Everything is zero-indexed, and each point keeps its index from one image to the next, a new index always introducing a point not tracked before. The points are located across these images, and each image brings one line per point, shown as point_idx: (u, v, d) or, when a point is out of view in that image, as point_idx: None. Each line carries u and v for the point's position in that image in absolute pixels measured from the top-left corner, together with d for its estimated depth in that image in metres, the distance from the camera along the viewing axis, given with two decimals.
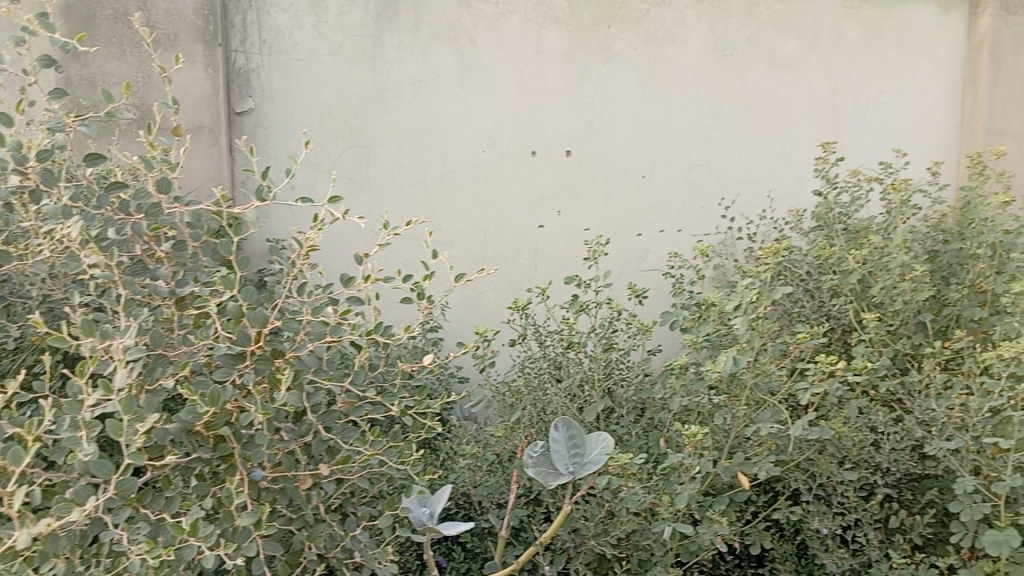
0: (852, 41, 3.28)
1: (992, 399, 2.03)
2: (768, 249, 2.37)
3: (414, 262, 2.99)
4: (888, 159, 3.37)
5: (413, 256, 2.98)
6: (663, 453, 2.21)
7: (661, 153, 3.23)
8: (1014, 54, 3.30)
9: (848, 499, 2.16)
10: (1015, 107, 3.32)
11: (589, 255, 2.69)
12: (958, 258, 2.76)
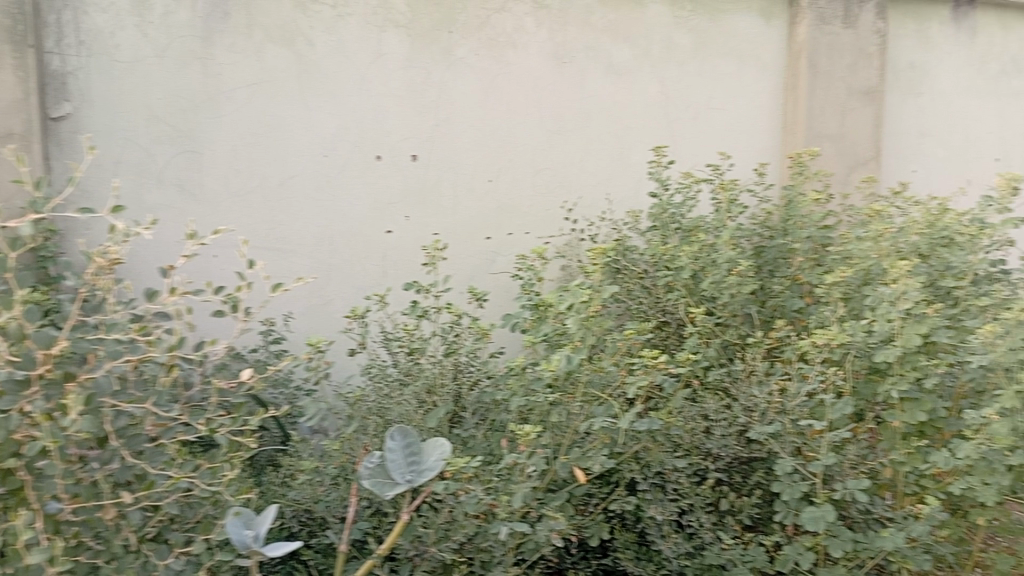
0: (682, 49, 3.47)
1: (806, 384, 2.29)
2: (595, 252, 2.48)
3: (228, 271, 2.94)
4: (714, 161, 3.55)
5: (227, 266, 2.93)
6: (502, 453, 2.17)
7: (506, 158, 3.28)
8: (829, 61, 3.56)
9: (682, 487, 2.27)
10: (831, 111, 3.59)
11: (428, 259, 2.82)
12: (781, 253, 3.00)
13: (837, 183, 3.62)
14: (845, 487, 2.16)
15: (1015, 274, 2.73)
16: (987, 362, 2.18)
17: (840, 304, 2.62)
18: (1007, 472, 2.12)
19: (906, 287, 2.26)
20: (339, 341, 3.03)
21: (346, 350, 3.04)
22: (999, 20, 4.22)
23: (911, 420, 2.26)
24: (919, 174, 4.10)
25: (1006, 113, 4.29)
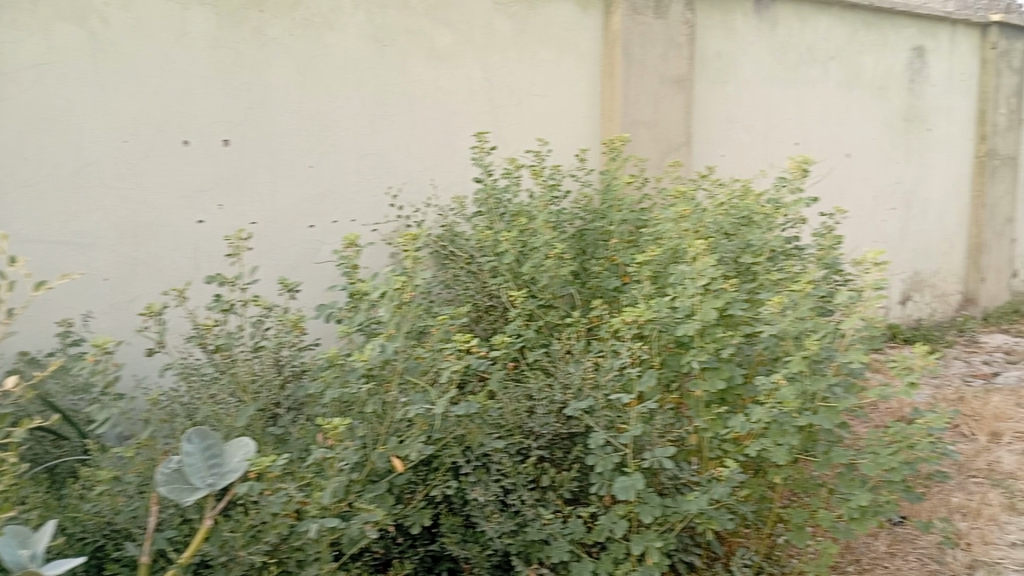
0: (503, 35, 3.56)
1: (620, 360, 2.39)
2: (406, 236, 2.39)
3: None
4: (533, 147, 3.69)
5: None
6: (308, 446, 2.13)
7: (328, 143, 3.19)
8: (642, 50, 3.87)
9: (505, 467, 2.35)
10: (645, 100, 3.91)
11: (234, 252, 2.69)
12: (599, 236, 3.17)
13: (651, 167, 3.96)
14: (654, 455, 2.29)
15: (811, 249, 2.94)
16: (776, 332, 2.38)
17: (649, 283, 2.74)
18: (793, 432, 2.30)
19: (704, 266, 2.44)
20: (138, 340, 2.87)
21: (144, 351, 2.88)
22: (795, 13, 4.66)
23: (711, 388, 2.41)
24: (726, 159, 4.46)
25: (804, 97, 4.77)
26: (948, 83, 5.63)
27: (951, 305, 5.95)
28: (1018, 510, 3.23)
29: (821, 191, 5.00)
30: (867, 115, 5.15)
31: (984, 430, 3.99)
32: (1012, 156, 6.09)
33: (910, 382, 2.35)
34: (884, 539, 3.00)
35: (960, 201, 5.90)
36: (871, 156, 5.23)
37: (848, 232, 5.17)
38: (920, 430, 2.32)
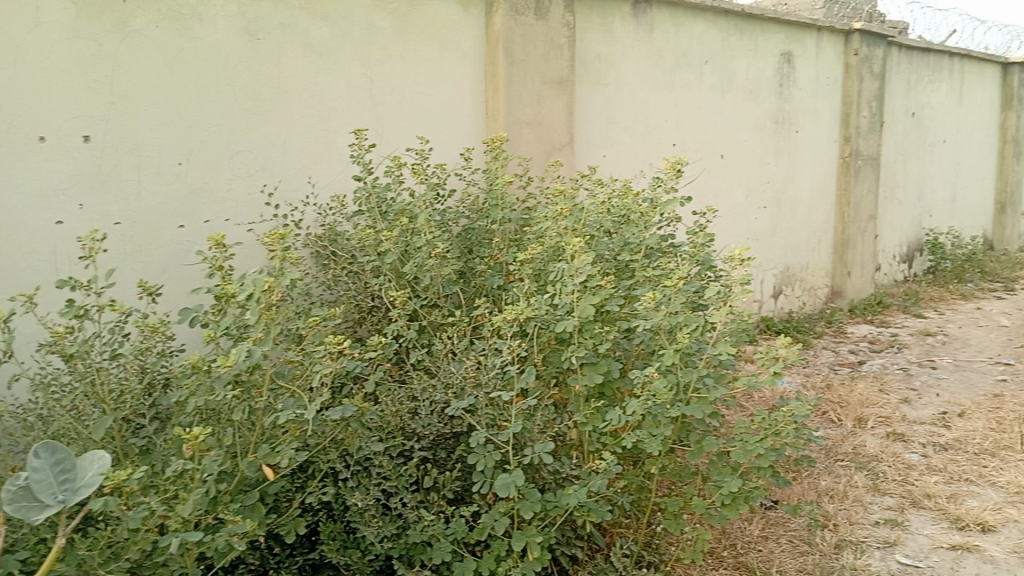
0: (383, 31, 3.51)
1: (501, 358, 2.39)
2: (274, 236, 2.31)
3: None
4: (414, 145, 3.67)
5: None
6: (167, 459, 2.05)
7: (198, 139, 3.07)
8: (524, 50, 3.92)
9: (385, 469, 2.31)
10: (528, 99, 3.97)
11: (86, 255, 2.52)
12: (484, 235, 3.20)
13: (535, 165, 4.01)
14: (534, 451, 2.30)
15: (685, 246, 3.03)
16: (651, 325, 2.45)
17: (531, 279, 2.73)
18: (667, 423, 2.34)
19: (580, 263, 2.50)
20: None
21: None
22: (672, 17, 4.84)
23: (590, 382, 2.43)
24: (607, 159, 4.57)
25: (680, 100, 4.98)
26: (815, 87, 5.96)
27: (819, 298, 6.32)
28: (879, 490, 3.45)
29: (701, 189, 5.20)
30: (739, 116, 5.40)
31: (850, 416, 4.24)
32: (874, 157, 6.52)
33: (775, 372, 2.43)
34: (758, 523, 3.11)
35: (827, 199, 6.26)
36: (743, 156, 5.48)
37: (722, 230, 5.39)
38: (785, 418, 2.42)
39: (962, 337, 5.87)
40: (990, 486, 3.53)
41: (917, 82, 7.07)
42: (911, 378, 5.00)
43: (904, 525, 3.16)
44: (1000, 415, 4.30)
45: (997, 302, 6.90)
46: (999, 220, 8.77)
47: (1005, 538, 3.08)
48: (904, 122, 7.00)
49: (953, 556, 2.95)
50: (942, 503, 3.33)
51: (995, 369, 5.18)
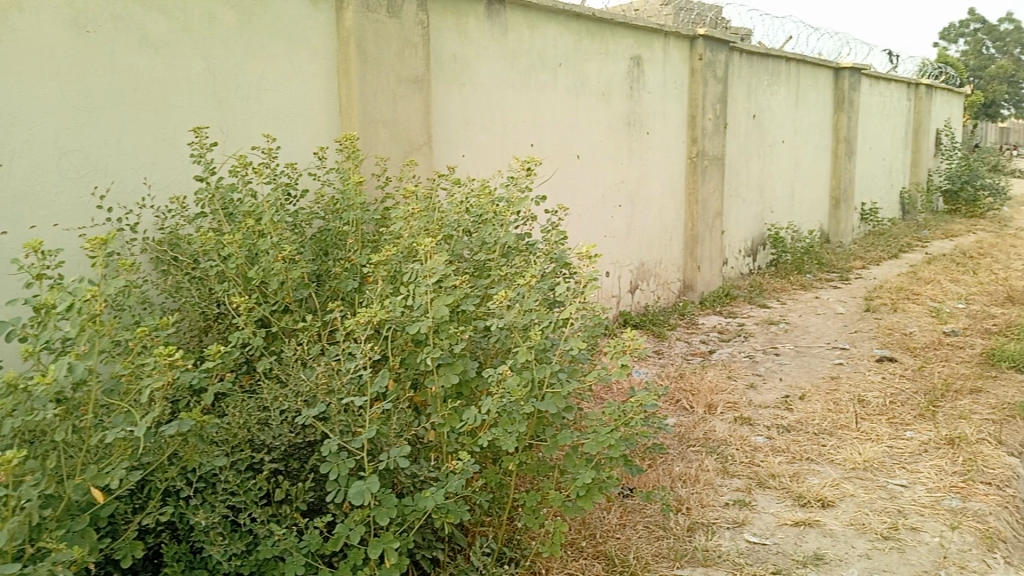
0: (226, 26, 3.36)
1: (355, 362, 2.33)
2: (98, 240, 2.15)
3: None
4: (260, 144, 3.53)
5: None
6: None
7: (21, 138, 2.82)
8: (377, 48, 3.84)
9: (231, 483, 2.21)
10: (383, 98, 3.90)
11: None
12: (336, 236, 3.11)
13: (392, 164, 3.95)
14: (390, 456, 2.26)
15: (540, 244, 3.06)
16: (504, 324, 2.47)
17: (385, 280, 2.67)
18: (522, 420, 2.35)
19: (433, 263, 2.47)
20: None
21: None
22: (525, 19, 4.91)
23: (446, 383, 2.40)
24: (466, 159, 4.58)
25: (536, 101, 5.07)
26: (663, 90, 6.22)
27: (672, 292, 6.61)
28: (728, 472, 3.64)
29: (559, 189, 5.30)
30: (592, 118, 5.55)
31: (702, 403, 4.45)
32: (720, 157, 6.88)
33: (623, 365, 2.47)
34: (616, 511, 3.19)
35: (677, 197, 6.56)
36: (599, 156, 5.65)
37: (580, 229, 5.53)
38: (635, 409, 2.49)
39: (802, 325, 6.29)
40: (828, 464, 3.79)
41: (757, 85, 7.53)
42: (757, 365, 5.31)
43: (751, 505, 3.34)
44: (836, 397, 4.64)
45: (832, 291, 7.46)
46: (833, 214, 9.48)
47: (842, 511, 3.32)
48: (746, 123, 7.43)
49: (796, 532, 3.15)
50: (785, 482, 3.55)
51: (831, 354, 5.58)
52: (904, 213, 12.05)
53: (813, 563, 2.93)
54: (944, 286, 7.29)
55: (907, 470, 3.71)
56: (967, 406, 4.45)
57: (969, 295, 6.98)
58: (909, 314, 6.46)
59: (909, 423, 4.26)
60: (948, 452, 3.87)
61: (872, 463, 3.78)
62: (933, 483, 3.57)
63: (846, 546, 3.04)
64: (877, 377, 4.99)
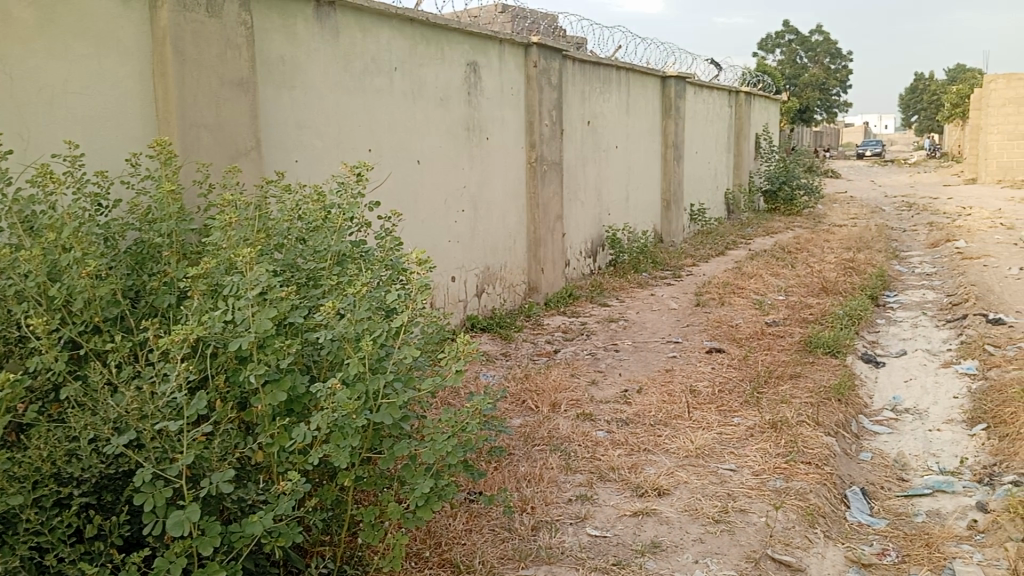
0: (23, 23, 3.08)
1: (170, 385, 2.18)
2: None
3: None
4: (64, 151, 3.25)
5: None
6: None
7: None
8: (196, 49, 3.62)
9: (33, 523, 2.03)
10: (205, 101, 3.69)
11: None
12: (152, 249, 2.91)
13: (216, 171, 3.75)
14: (211, 482, 2.15)
15: (374, 251, 3.00)
16: (334, 335, 2.40)
17: (204, 295, 2.52)
18: (354, 434, 2.29)
19: (255, 275, 2.37)
20: None
21: None
22: (357, 23, 4.81)
23: (273, 401, 2.30)
24: (300, 165, 4.43)
25: (373, 106, 4.98)
26: (500, 95, 6.30)
27: (517, 294, 6.71)
28: (571, 468, 3.72)
29: (398, 195, 5.24)
30: (431, 123, 5.53)
31: (546, 402, 4.53)
32: (558, 162, 7.07)
33: (457, 370, 2.46)
34: (462, 516, 3.17)
35: (518, 201, 6.66)
36: (439, 161, 5.63)
37: (423, 235, 5.49)
38: (470, 414, 2.49)
39: (639, 321, 6.57)
40: (664, 453, 3.97)
41: (590, 92, 7.80)
42: (598, 362, 5.49)
43: (592, 499, 3.43)
44: (671, 389, 4.87)
45: (667, 288, 7.85)
46: (666, 215, 9.99)
47: (677, 499, 3.48)
48: (581, 129, 7.67)
49: (635, 522, 3.27)
50: (624, 474, 3.67)
51: (667, 347, 5.86)
52: (730, 212, 12.90)
53: (651, 551, 3.04)
54: (766, 280, 7.86)
55: (734, 454, 3.95)
56: (787, 391, 4.80)
57: (787, 287, 7.55)
58: (736, 307, 6.90)
59: (736, 409, 4.55)
60: (771, 435, 4.16)
61: (703, 450, 3.99)
62: (759, 465, 3.81)
63: (681, 533, 3.19)
64: (708, 368, 5.29)
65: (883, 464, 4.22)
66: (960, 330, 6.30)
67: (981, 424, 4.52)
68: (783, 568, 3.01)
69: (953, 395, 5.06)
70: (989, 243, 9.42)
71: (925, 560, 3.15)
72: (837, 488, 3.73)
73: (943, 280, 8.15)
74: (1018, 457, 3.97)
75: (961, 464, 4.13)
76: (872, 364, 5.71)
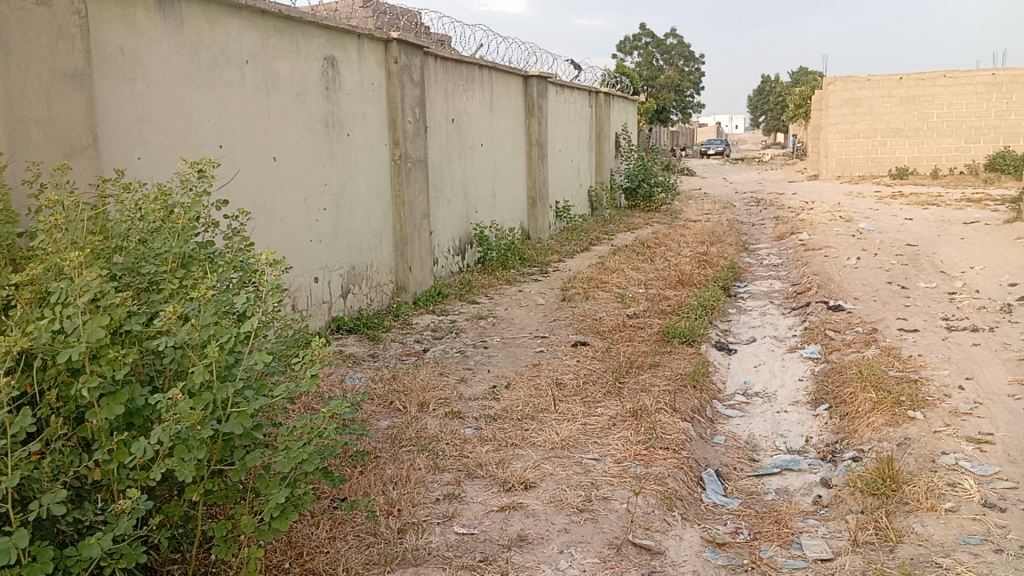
0: None
1: None
2: None
3: None
4: None
5: None
6: None
7: None
8: (24, 39, 3.33)
9: None
10: (34, 94, 3.39)
11: None
12: None
13: (46, 169, 3.46)
14: (41, 505, 1.98)
15: (222, 252, 2.86)
16: (176, 342, 2.27)
17: (30, 303, 2.31)
18: (199, 446, 2.18)
19: (85, 281, 2.20)
20: None
21: None
22: (204, 14, 4.58)
23: (110, 416, 2.15)
24: (143, 162, 4.17)
25: (223, 101, 4.76)
26: (360, 91, 6.17)
27: (385, 294, 6.61)
28: (439, 467, 3.69)
29: (253, 194, 5.02)
30: (287, 119, 5.34)
31: (414, 403, 4.48)
32: (422, 159, 7.01)
33: (312, 375, 2.38)
34: (325, 525, 3.08)
35: (382, 199, 6.55)
36: (296, 158, 5.45)
37: (282, 235, 5.30)
38: (327, 418, 2.42)
39: (507, 318, 6.63)
40: (530, 447, 4.02)
41: (453, 90, 7.78)
42: (467, 359, 5.48)
43: (460, 497, 3.42)
44: (537, 383, 4.94)
45: (534, 284, 7.97)
46: (531, 213, 10.14)
47: (543, 490, 3.53)
48: (445, 126, 7.64)
49: (502, 517, 3.29)
50: (491, 469, 3.68)
51: (534, 343, 5.94)
52: (593, 209, 13.26)
53: (517, 545, 3.07)
54: (628, 274, 8.13)
55: (598, 444, 4.05)
56: (647, 380, 4.99)
57: (647, 281, 7.85)
58: (599, 301, 7.10)
59: (599, 400, 4.67)
60: (632, 423, 4.30)
61: (568, 441, 4.07)
62: (620, 453, 3.93)
63: (547, 524, 3.23)
64: (573, 361, 5.40)
65: (736, 446, 4.46)
66: (804, 317, 6.76)
67: (823, 404, 4.85)
68: (644, 551, 3.11)
69: (798, 378, 5.42)
70: (828, 235, 10.16)
71: (775, 536, 3.34)
72: (694, 472, 3.90)
73: (789, 271, 8.71)
74: (855, 434, 4.30)
75: (806, 443, 4.42)
76: (726, 351, 6.03)
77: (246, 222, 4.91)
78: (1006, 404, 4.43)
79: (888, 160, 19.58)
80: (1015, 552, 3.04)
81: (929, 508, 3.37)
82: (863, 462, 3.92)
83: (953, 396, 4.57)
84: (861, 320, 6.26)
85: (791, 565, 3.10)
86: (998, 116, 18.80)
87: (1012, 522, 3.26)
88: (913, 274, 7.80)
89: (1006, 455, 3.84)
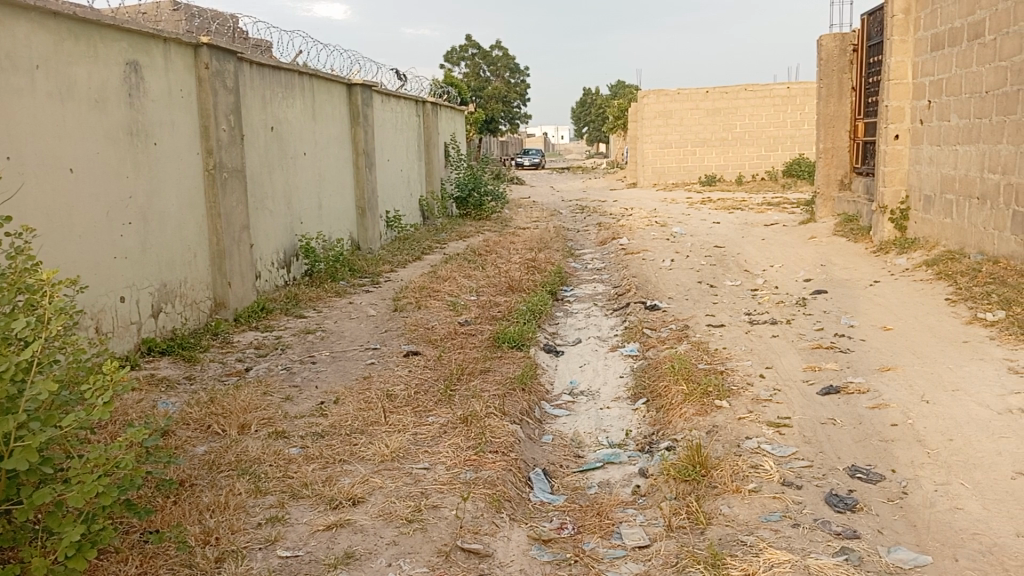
0: None
1: None
2: None
3: None
4: None
5: None
6: None
7: None
8: None
9: None
10: None
11: None
12: None
13: None
14: None
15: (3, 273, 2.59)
16: None
17: None
18: None
19: None
20: None
21: None
22: None
23: None
24: None
25: (10, 109, 4.34)
26: (166, 97, 5.83)
27: (202, 312, 6.27)
28: (261, 490, 3.54)
29: (46, 209, 4.60)
30: (85, 127, 4.96)
31: (233, 425, 4.29)
32: (239, 170, 6.73)
33: (104, 404, 2.21)
34: (135, 560, 2.88)
35: (195, 211, 6.22)
36: (96, 170, 5.06)
37: (81, 253, 4.90)
38: (124, 447, 2.26)
39: (337, 331, 6.49)
40: (358, 462, 3.95)
41: (271, 97, 7.52)
42: (293, 376, 5.31)
43: (283, 519, 3.30)
44: (367, 396, 4.87)
45: (364, 296, 7.86)
46: (359, 223, 9.99)
47: (371, 505, 3.48)
48: (264, 134, 7.37)
49: (329, 535, 3.21)
50: (317, 488, 3.58)
51: (365, 355, 5.86)
52: (424, 218, 13.26)
53: (344, 563, 3.01)
54: (459, 282, 8.21)
55: (427, 453, 4.06)
56: (477, 386, 5.05)
57: (479, 288, 7.96)
58: (431, 310, 7.11)
59: (430, 409, 4.68)
60: (462, 430, 4.34)
61: (398, 452, 4.05)
62: (450, 460, 3.96)
63: (375, 539, 3.19)
64: (403, 372, 5.37)
65: (562, 445, 4.61)
66: (624, 317, 7.12)
67: (641, 399, 5.14)
68: (472, 555, 3.14)
69: (618, 376, 5.69)
70: (646, 240, 10.79)
71: (597, 528, 3.50)
72: (521, 472, 4.00)
73: (610, 274, 9.15)
74: (669, 425, 4.58)
75: (626, 436, 4.66)
76: (553, 353, 6.23)
77: (35, 240, 4.49)
78: (801, 389, 4.88)
79: (699, 168, 21.06)
80: (809, 525, 3.35)
81: (734, 491, 3.65)
82: (675, 451, 4.18)
83: (755, 385, 4.98)
84: (674, 318, 6.69)
85: (611, 555, 3.25)
86: (792, 126, 20.65)
87: (806, 498, 3.59)
88: (720, 273, 8.42)
89: (801, 436, 4.22)
